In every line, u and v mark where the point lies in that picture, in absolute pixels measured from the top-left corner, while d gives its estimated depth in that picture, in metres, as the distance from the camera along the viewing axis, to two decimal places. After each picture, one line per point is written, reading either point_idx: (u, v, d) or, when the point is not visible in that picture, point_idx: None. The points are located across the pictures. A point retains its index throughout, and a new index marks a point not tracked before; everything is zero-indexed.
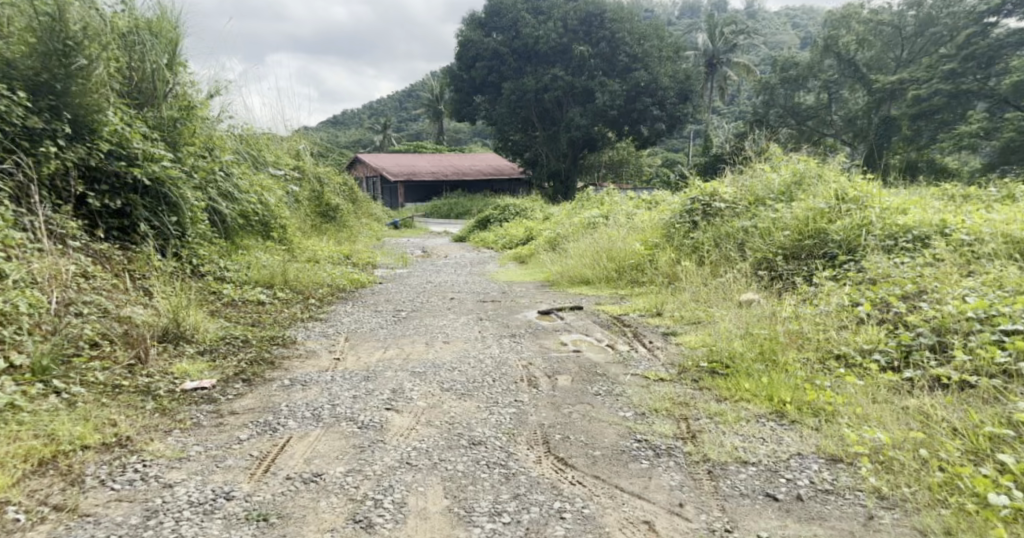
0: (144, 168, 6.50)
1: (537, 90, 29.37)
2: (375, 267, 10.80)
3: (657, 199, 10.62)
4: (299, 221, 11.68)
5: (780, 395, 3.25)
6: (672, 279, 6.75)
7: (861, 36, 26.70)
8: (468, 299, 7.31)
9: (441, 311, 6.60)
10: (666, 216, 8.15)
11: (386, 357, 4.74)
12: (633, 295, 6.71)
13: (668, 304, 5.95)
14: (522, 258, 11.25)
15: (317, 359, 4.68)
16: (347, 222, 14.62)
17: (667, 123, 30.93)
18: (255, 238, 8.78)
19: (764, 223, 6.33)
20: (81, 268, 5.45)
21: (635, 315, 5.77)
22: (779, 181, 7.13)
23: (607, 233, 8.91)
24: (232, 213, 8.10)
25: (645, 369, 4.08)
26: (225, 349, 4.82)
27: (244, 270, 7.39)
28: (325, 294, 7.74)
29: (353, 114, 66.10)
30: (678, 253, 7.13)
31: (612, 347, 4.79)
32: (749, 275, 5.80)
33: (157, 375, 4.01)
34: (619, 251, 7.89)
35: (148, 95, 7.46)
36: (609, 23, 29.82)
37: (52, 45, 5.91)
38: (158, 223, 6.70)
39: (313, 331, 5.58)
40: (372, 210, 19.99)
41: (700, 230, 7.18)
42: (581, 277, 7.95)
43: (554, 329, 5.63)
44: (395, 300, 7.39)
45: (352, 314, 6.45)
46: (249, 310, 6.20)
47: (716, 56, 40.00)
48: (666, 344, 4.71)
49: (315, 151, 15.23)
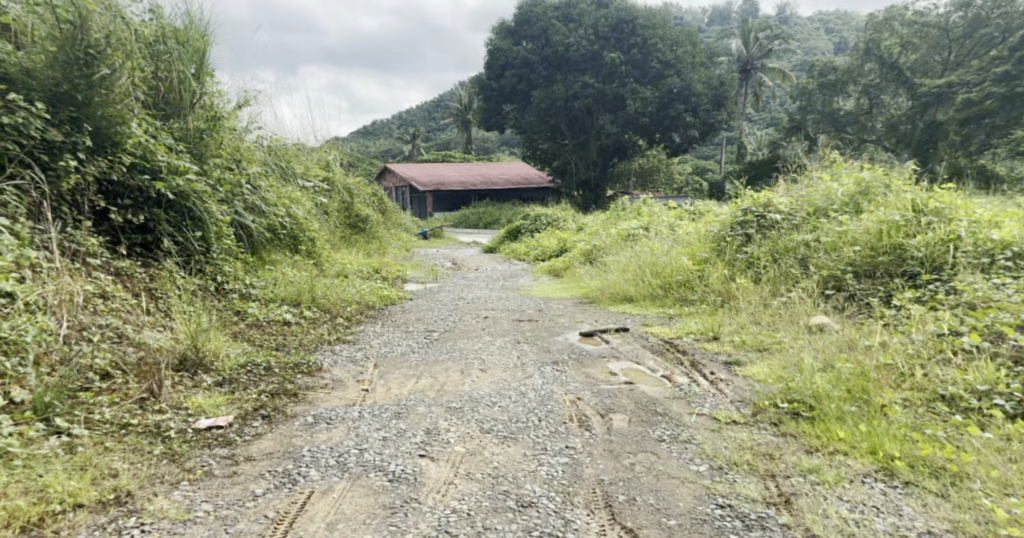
0: (168, 183, 6.20)
1: (568, 98, 28.94)
2: (405, 281, 10.44)
3: (700, 209, 10.09)
4: (327, 234, 11.36)
5: (884, 448, 2.78)
6: (727, 299, 6.24)
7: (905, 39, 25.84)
8: (504, 318, 6.87)
9: (476, 332, 6.18)
10: (715, 229, 7.64)
11: (419, 388, 4.32)
12: (683, 315, 6.22)
13: (724, 327, 5.45)
14: (556, 272, 10.78)
15: (344, 390, 4.27)
16: (377, 234, 14.33)
17: (701, 130, 30.29)
18: (283, 253, 8.47)
19: (830, 238, 5.80)
20: (99, 288, 5.14)
21: (690, 340, 5.28)
22: (842, 191, 6.61)
23: (650, 246, 8.41)
24: (260, 227, 7.80)
25: (713, 409, 3.59)
26: (246, 378, 4.43)
27: (271, 286, 7.05)
28: (354, 312, 7.37)
29: (382, 124, 66.41)
30: (732, 271, 6.61)
31: (669, 379, 4.31)
32: (817, 296, 5.29)
33: (170, 412, 3.64)
34: (665, 266, 7.39)
35: (174, 106, 7.15)
36: (641, 29, 29.33)
37: (73, 53, 5.52)
38: (182, 238, 6.40)
39: (340, 355, 5.18)
40: (401, 220, 19.70)
41: (755, 245, 6.68)
42: (624, 295, 7.46)
43: (600, 354, 5.16)
44: (427, 318, 6.99)
45: (383, 335, 6.06)
46: (276, 332, 5.85)
47: (750, 61, 39.17)
48: (731, 376, 4.22)
49: (344, 161, 14.96)
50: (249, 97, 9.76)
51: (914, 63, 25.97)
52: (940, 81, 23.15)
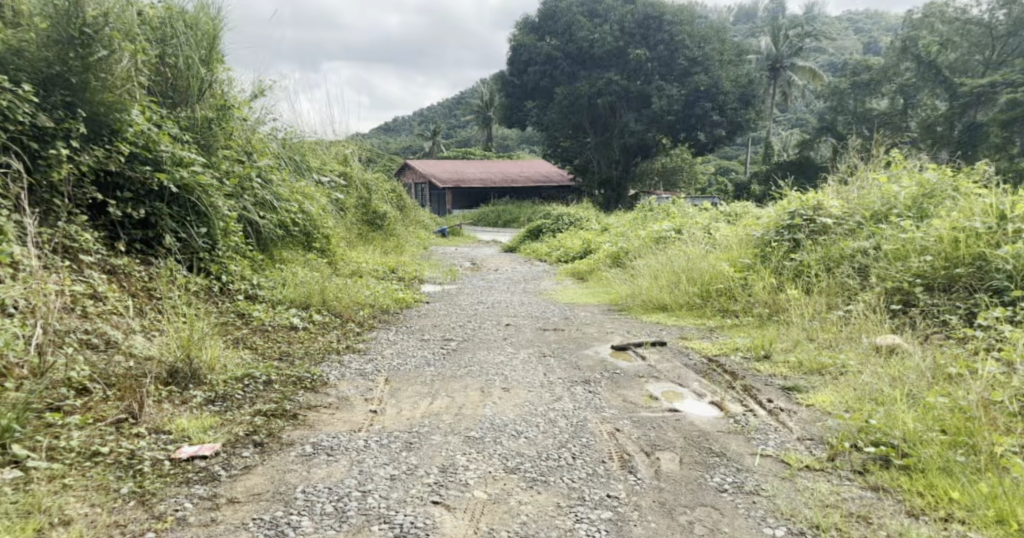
0: (172, 174, 5.75)
1: (592, 95, 28.32)
2: (423, 283, 9.97)
3: (736, 212, 9.52)
4: (344, 232, 10.95)
5: (1016, 517, 2.31)
6: (776, 314, 5.71)
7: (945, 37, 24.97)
8: (527, 326, 6.37)
9: (497, 343, 5.66)
10: (758, 235, 7.09)
11: (434, 410, 3.82)
12: (726, 329, 5.75)
13: (777, 345, 4.92)
14: (581, 274, 10.24)
15: (350, 412, 3.76)
16: (394, 232, 13.92)
17: (728, 128, 29.17)
18: (295, 251, 8.05)
19: (894, 245, 5.25)
20: (90, 288, 4.70)
21: (738, 360, 4.74)
22: (904, 194, 6.11)
23: (685, 249, 7.85)
24: (270, 223, 7.34)
25: (781, 450, 3.06)
26: (243, 393, 3.93)
27: (279, 287, 6.57)
28: (366, 317, 6.83)
29: (402, 121, 66.19)
30: (780, 282, 6.08)
31: (722, 406, 3.81)
32: (881, 310, 4.82)
33: (149, 438, 3.16)
34: (703, 274, 6.86)
35: (182, 93, 6.70)
36: (668, 25, 28.67)
37: (67, 33, 5.10)
38: (185, 235, 5.94)
39: (348, 368, 4.68)
40: (419, 217, 19.27)
41: (804, 252, 6.23)
42: (658, 304, 6.92)
43: (636, 373, 4.62)
44: (444, 325, 6.47)
45: (396, 344, 5.55)
46: (281, 339, 5.36)
47: (779, 59, 38.39)
48: (792, 405, 3.73)
49: (363, 156, 14.59)
50: (265, 87, 9.36)
51: (954, 63, 25.08)
52: (982, 81, 22.28)
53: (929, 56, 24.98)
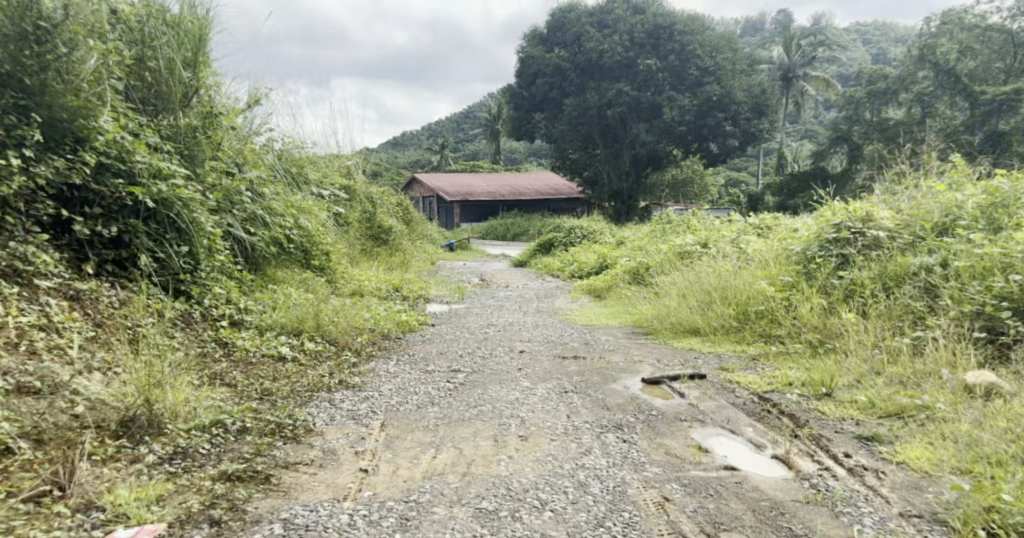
0: (149, 188, 5.05)
1: (602, 107, 27.69)
2: (429, 301, 9.31)
3: (766, 224, 8.82)
4: (345, 248, 10.32)
5: None
6: (833, 342, 5.06)
7: (964, 45, 24.34)
8: (544, 353, 5.70)
9: (510, 375, 4.97)
10: (799, 251, 6.50)
11: (438, 468, 3.15)
12: (772, 360, 5.14)
13: (839, 381, 4.27)
14: (597, 292, 9.53)
15: (334, 471, 3.09)
16: (400, 246, 13.31)
17: (741, 139, 28.72)
18: (288, 270, 7.45)
19: (966, 261, 4.86)
20: (43, 318, 3.98)
21: (795, 399, 4.07)
22: (972, 203, 5.65)
23: (715, 265, 7.18)
24: (261, 241, 6.69)
25: (884, 533, 2.49)
26: (211, 445, 3.26)
27: (269, 311, 5.89)
28: (364, 344, 6.10)
29: (410, 135, 65.89)
30: (831, 303, 5.51)
31: (788, 463, 3.16)
32: (962, 337, 4.37)
33: (72, 516, 2.51)
34: (738, 293, 6.21)
35: (164, 99, 5.95)
36: (679, 35, 28.07)
37: (20, 27, 4.51)
38: (163, 254, 5.24)
39: (337, 412, 3.99)
40: (426, 231, 18.65)
41: (856, 269, 5.67)
42: (689, 327, 6.25)
43: (677, 416, 3.93)
44: (451, 353, 5.77)
45: (396, 378, 4.84)
46: (266, 373, 4.65)
47: (792, 69, 37.79)
48: (882, 464, 3.03)
49: (367, 169, 14.02)
50: (261, 95, 8.75)
51: (974, 71, 24.41)
52: (1005, 88, 21.75)
53: (949, 64, 24.31)
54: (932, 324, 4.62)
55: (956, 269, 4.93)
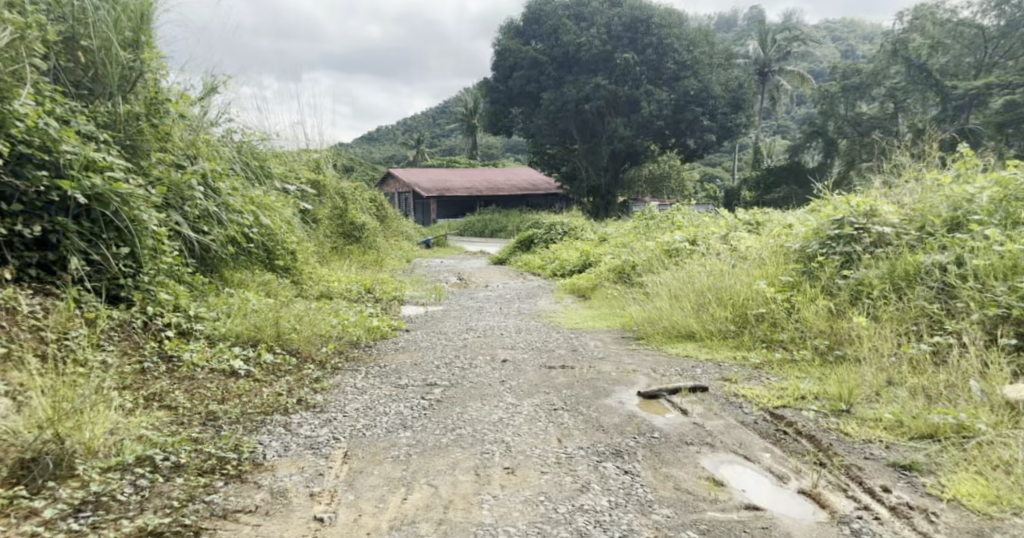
0: (79, 182, 4.47)
1: (579, 101, 27.18)
2: (403, 303, 8.78)
3: (757, 220, 8.43)
4: (314, 247, 9.74)
5: None
6: (844, 350, 4.64)
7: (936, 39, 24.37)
8: (528, 363, 5.22)
9: (492, 390, 4.47)
10: (798, 249, 6.09)
11: (407, 515, 2.68)
12: (777, 370, 4.70)
13: (858, 395, 3.84)
14: (581, 292, 9.07)
15: (281, 525, 2.61)
16: (374, 244, 12.75)
17: (719, 134, 28.50)
18: (248, 272, 6.85)
19: (987, 260, 4.47)
20: None
21: (812, 416, 3.62)
22: (984, 197, 5.25)
23: (710, 264, 6.74)
24: (217, 240, 6.10)
25: None
26: (132, 485, 2.75)
27: (222, 319, 5.31)
28: (330, 354, 5.54)
29: (386, 131, 65.03)
30: (837, 306, 5.10)
31: (818, 500, 2.73)
32: (987, 344, 3.97)
33: None
34: (736, 295, 5.77)
35: (102, 84, 5.36)
36: (656, 28, 27.71)
37: None
38: (97, 256, 4.66)
39: (293, 439, 3.46)
40: (402, 229, 18.09)
41: (863, 268, 5.26)
42: (683, 332, 5.81)
43: (683, 439, 3.48)
44: (425, 363, 5.25)
45: (363, 396, 4.30)
46: (214, 391, 4.07)
47: (768, 64, 37.70)
48: (926, 503, 2.63)
49: (338, 164, 13.43)
50: (218, 84, 8.13)
51: (946, 66, 24.40)
52: (977, 82, 21.72)
53: (921, 59, 24.28)
54: (953, 329, 4.22)
55: (974, 268, 4.53)
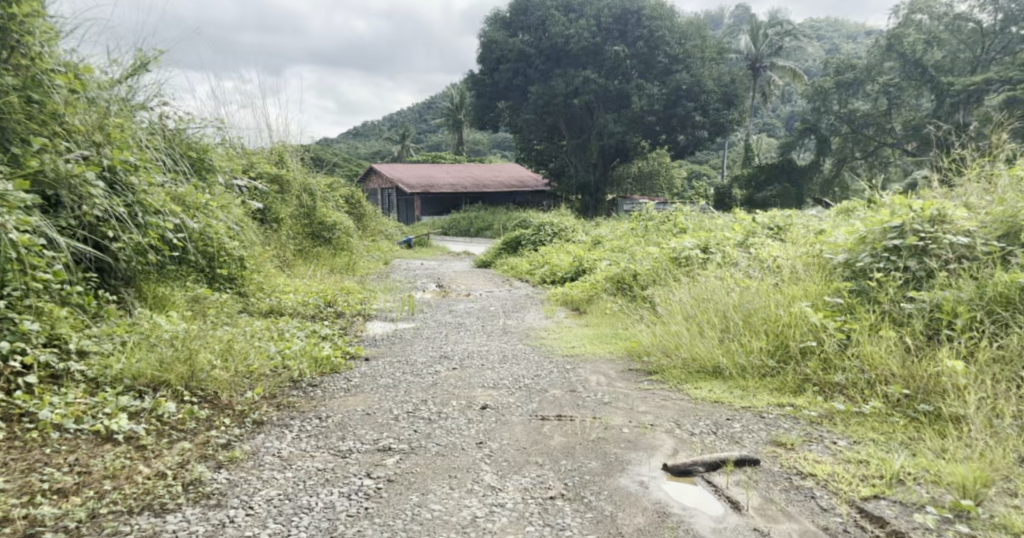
0: None
1: (568, 95, 25.96)
2: (368, 318, 7.52)
3: (779, 224, 7.26)
4: (269, 251, 8.47)
5: None
6: (935, 403, 3.51)
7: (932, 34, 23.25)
8: (513, 414, 3.99)
9: (466, 461, 3.27)
10: (843, 262, 4.92)
11: None
12: (842, 427, 3.55)
13: (983, 484, 2.71)
14: (576, 305, 7.87)
15: None
16: (346, 244, 11.50)
17: (711, 130, 27.46)
18: (177, 286, 5.62)
19: None
20: None
21: (922, 523, 2.52)
22: None
23: (737, 276, 5.56)
24: (127, 247, 4.87)
25: None
26: None
27: (117, 351, 4.05)
28: (259, 399, 4.28)
29: (371, 125, 63.58)
30: (912, 340, 3.96)
31: None
32: None
33: None
34: (776, 319, 4.59)
35: None
36: (647, 20, 26.49)
37: None
38: None
39: None
40: (380, 227, 16.79)
41: (942, 290, 4.11)
42: (707, 365, 4.63)
43: None
44: (381, 414, 4.01)
45: (287, 474, 3.11)
46: (64, 474, 2.84)
47: (760, 58, 36.48)
48: None
49: (307, 158, 12.13)
50: (147, 60, 6.86)
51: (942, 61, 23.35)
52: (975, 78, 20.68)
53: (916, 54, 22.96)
54: None
55: None
